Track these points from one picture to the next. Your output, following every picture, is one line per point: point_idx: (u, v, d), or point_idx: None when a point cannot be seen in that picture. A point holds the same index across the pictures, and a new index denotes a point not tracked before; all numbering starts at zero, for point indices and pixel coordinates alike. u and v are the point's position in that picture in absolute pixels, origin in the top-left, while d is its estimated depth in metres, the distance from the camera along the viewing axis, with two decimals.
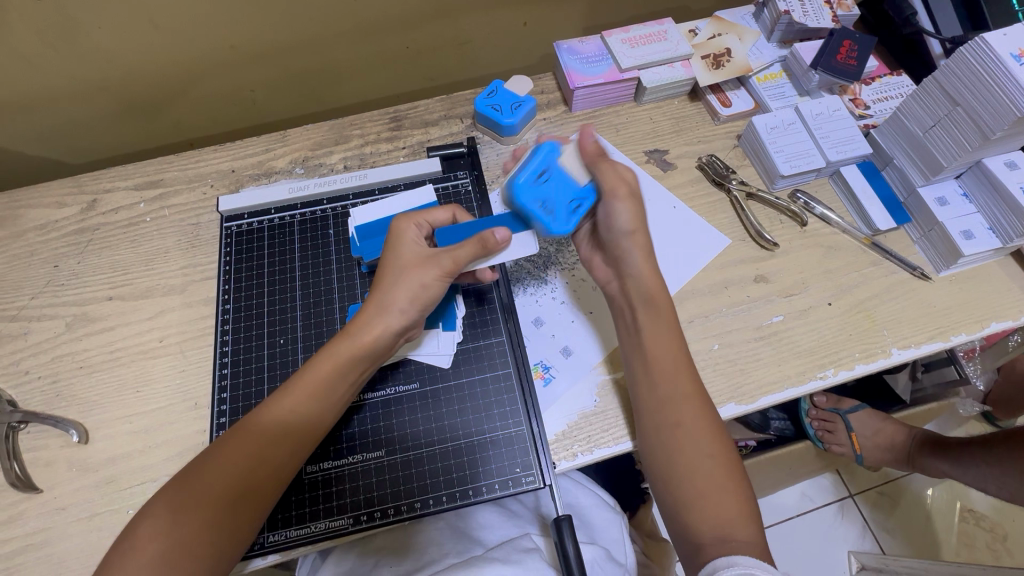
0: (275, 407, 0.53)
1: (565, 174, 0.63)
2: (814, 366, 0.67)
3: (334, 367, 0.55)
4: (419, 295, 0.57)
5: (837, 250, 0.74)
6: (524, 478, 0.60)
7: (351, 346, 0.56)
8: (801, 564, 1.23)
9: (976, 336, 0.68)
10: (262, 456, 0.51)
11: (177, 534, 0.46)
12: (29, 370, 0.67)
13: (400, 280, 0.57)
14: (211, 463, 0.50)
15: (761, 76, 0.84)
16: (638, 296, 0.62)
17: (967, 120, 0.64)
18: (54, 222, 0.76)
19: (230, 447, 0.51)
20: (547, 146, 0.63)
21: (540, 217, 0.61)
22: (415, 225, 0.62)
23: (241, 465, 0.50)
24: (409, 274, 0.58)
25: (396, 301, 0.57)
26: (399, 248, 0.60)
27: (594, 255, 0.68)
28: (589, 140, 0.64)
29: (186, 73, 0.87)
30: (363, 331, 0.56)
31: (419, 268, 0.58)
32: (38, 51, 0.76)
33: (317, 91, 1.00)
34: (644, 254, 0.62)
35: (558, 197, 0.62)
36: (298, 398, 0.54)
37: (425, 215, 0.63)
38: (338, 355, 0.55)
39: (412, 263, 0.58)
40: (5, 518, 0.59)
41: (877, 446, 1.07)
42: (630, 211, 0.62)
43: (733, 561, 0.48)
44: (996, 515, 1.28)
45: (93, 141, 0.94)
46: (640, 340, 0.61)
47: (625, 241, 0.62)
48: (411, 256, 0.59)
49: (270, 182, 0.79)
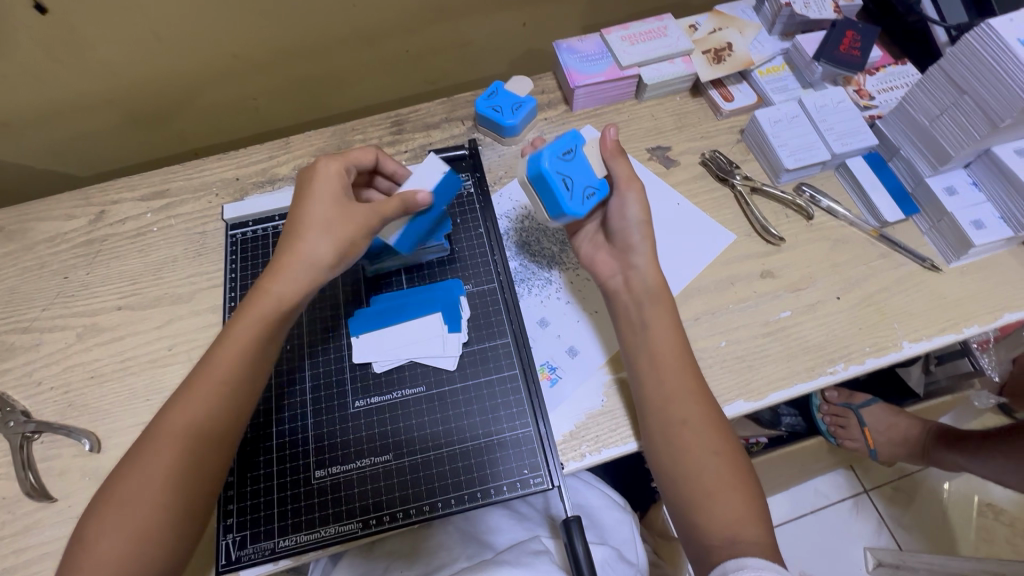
0: (205, 375, 0.54)
1: (586, 162, 0.64)
2: (824, 362, 0.66)
3: (259, 326, 0.56)
4: (346, 248, 0.59)
5: (845, 243, 0.73)
6: (531, 479, 0.60)
7: (274, 304, 0.57)
8: (816, 561, 1.22)
9: (989, 327, 0.67)
10: (200, 428, 0.52)
11: (132, 517, 0.48)
12: (42, 381, 0.68)
13: (324, 232, 0.58)
14: (154, 439, 0.51)
15: (763, 70, 0.83)
16: (643, 292, 0.62)
17: (974, 109, 0.63)
18: (64, 233, 0.77)
19: (169, 423, 0.52)
20: (574, 132, 0.64)
21: (558, 189, 0.61)
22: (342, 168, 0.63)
23: (180, 438, 0.51)
24: (332, 224, 0.59)
25: (323, 254, 0.58)
26: (319, 196, 0.60)
27: (597, 251, 0.68)
28: (610, 138, 0.65)
29: (189, 83, 0.88)
30: (286, 285, 0.57)
31: (341, 219, 0.59)
32: (45, 65, 0.77)
33: (319, 98, 1.01)
34: (652, 248, 0.64)
35: (579, 179, 0.63)
36: (228, 362, 0.55)
37: (348, 159, 0.64)
38: (262, 312, 0.57)
39: (332, 214, 0.59)
40: (20, 528, 0.60)
41: (891, 441, 1.06)
42: (639, 202, 0.64)
43: (743, 564, 0.47)
44: (1017, 509, 1.26)
45: (100, 153, 0.95)
46: (645, 336, 0.60)
47: (635, 231, 0.64)
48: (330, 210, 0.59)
49: (274, 189, 0.80)
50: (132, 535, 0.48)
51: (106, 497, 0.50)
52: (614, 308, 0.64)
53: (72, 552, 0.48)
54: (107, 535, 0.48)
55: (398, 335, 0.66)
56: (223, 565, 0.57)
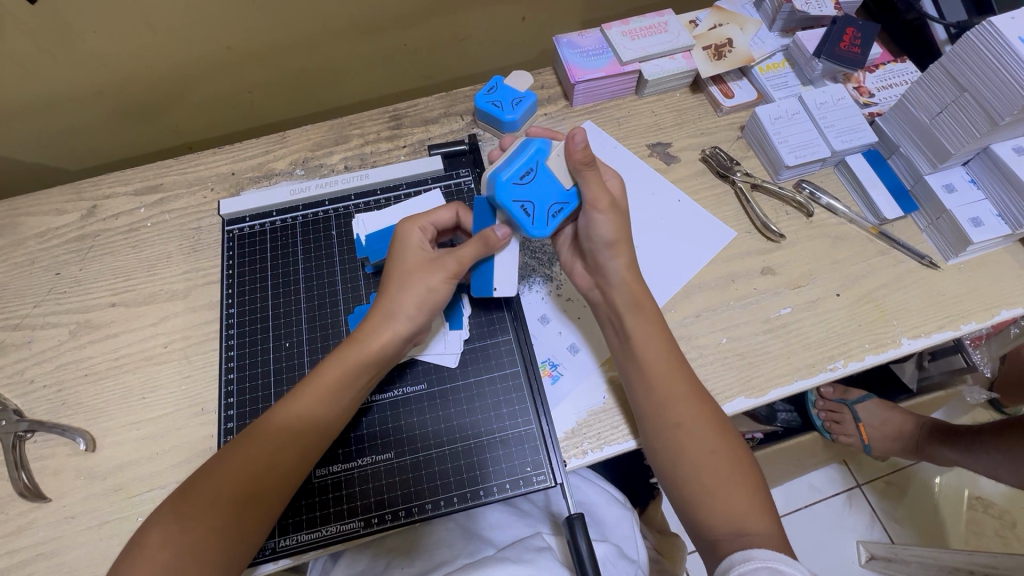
0: (291, 408, 0.54)
1: (549, 176, 0.60)
2: (824, 358, 0.66)
3: (345, 371, 0.55)
4: (426, 300, 0.57)
5: (844, 240, 0.73)
6: (534, 477, 0.60)
7: (360, 351, 0.55)
8: (810, 554, 1.23)
9: (986, 324, 0.68)
10: (271, 460, 0.51)
11: (189, 539, 0.47)
12: (35, 379, 0.66)
13: (407, 285, 0.57)
14: (226, 462, 0.51)
15: (763, 66, 0.83)
16: (622, 304, 0.61)
17: (974, 106, 0.63)
18: (55, 229, 0.75)
19: (242, 449, 0.51)
20: (534, 146, 0.59)
21: (518, 219, 0.59)
22: (422, 229, 0.62)
23: (250, 470, 0.50)
24: (416, 277, 0.58)
25: (404, 305, 0.57)
26: (406, 250, 0.60)
27: (574, 261, 0.67)
28: (580, 143, 0.57)
29: (184, 75, 0.87)
30: (371, 336, 0.56)
31: (425, 273, 0.58)
32: (34, 57, 0.75)
33: (316, 92, 1.00)
34: (625, 263, 0.61)
35: (540, 202, 0.59)
36: (311, 401, 0.54)
37: (427, 217, 0.62)
38: (347, 359, 0.55)
39: (418, 267, 0.58)
40: (14, 529, 0.59)
41: (885, 437, 1.07)
42: (609, 221, 0.60)
43: (749, 555, 0.47)
44: (1006, 503, 1.28)
45: (93, 145, 0.93)
46: (630, 346, 0.60)
47: (605, 251, 0.61)
48: (415, 261, 0.59)
49: (270, 184, 0.79)
50: (181, 556, 0.46)
51: (168, 506, 0.49)
52: (598, 320, 0.64)
53: (126, 555, 0.47)
54: (159, 551, 0.46)
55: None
56: None
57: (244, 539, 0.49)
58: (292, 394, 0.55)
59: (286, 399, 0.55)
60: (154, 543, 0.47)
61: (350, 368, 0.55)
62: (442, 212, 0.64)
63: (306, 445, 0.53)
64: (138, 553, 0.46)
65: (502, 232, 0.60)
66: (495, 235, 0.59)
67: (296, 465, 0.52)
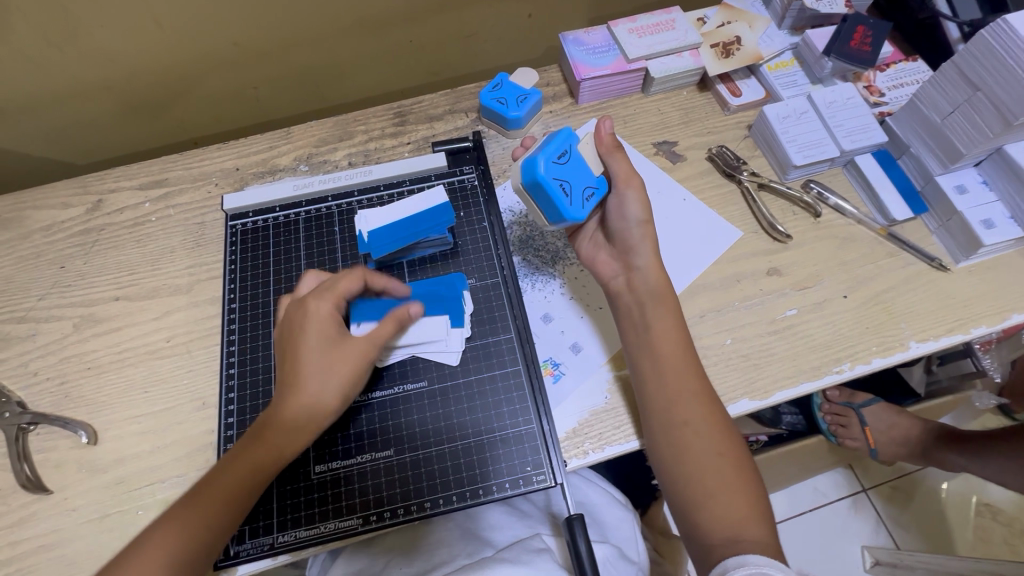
0: (241, 466, 0.53)
1: (583, 162, 0.62)
2: (830, 360, 0.66)
3: (284, 430, 0.54)
4: (351, 375, 0.56)
5: (852, 241, 0.72)
6: (534, 477, 0.60)
7: (297, 401, 0.54)
8: (814, 559, 1.22)
9: (996, 328, 0.66)
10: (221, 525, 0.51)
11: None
12: (38, 371, 0.67)
13: (325, 367, 0.55)
14: (184, 514, 0.51)
15: (772, 64, 0.82)
16: (646, 292, 0.61)
17: (987, 106, 0.62)
18: (60, 222, 0.76)
19: (201, 502, 0.51)
20: (566, 131, 0.61)
21: (558, 197, 0.59)
22: (335, 304, 0.58)
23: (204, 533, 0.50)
24: (331, 359, 0.55)
25: (322, 388, 0.55)
26: (321, 339, 0.56)
27: (598, 251, 0.67)
28: (607, 132, 0.63)
29: (189, 71, 0.87)
30: (310, 391, 0.54)
31: (346, 359, 0.56)
32: (41, 51, 0.75)
33: (321, 88, 1.00)
34: (653, 247, 0.63)
35: (576, 182, 0.61)
36: (263, 455, 0.53)
37: (331, 286, 0.58)
38: (269, 437, 0.54)
39: (331, 357, 0.56)
40: (15, 520, 0.59)
41: (892, 441, 1.05)
42: (639, 200, 0.63)
43: (744, 561, 0.47)
44: (1015, 510, 1.26)
45: (100, 141, 0.94)
46: (650, 336, 0.59)
47: (636, 231, 0.63)
48: (321, 339, 0.56)
49: (274, 180, 0.78)
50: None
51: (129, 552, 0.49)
52: (617, 308, 0.63)
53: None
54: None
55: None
56: (222, 560, 0.57)
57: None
58: (240, 451, 0.54)
59: (237, 454, 0.54)
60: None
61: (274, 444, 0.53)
62: (347, 280, 0.59)
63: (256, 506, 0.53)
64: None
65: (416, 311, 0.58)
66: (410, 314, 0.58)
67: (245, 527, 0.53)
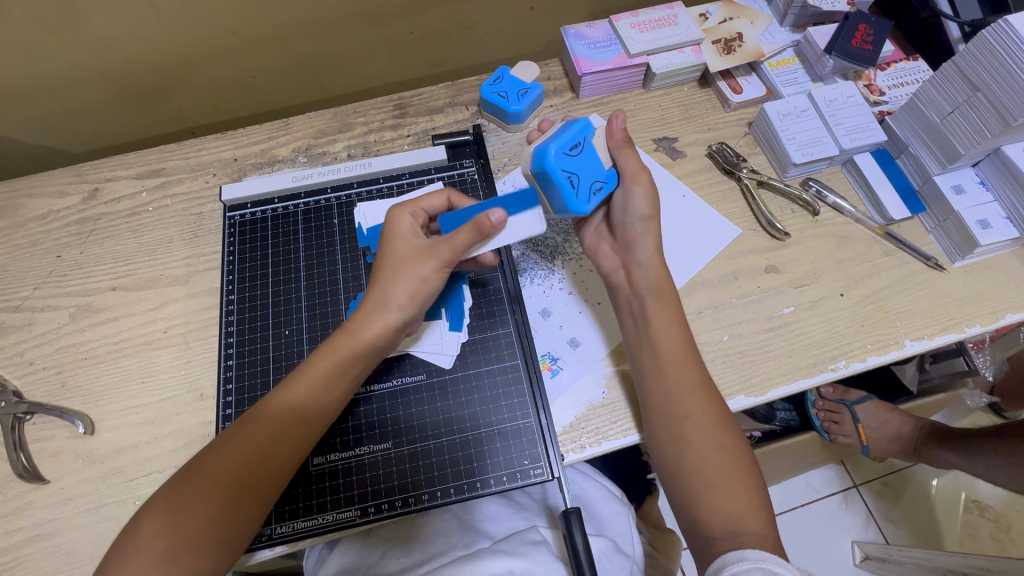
0: (281, 400, 0.53)
1: (595, 154, 0.60)
2: (825, 358, 0.66)
3: (337, 361, 0.55)
4: (419, 290, 0.57)
5: (849, 240, 0.73)
6: (531, 470, 0.60)
7: (351, 342, 0.55)
8: (805, 553, 1.23)
9: (990, 327, 0.67)
10: (264, 450, 0.51)
11: (181, 532, 0.47)
12: (34, 361, 0.66)
13: (399, 275, 0.57)
14: (223, 449, 0.51)
15: (773, 62, 0.82)
16: (645, 285, 0.61)
17: (986, 106, 0.62)
18: (56, 211, 0.75)
19: (237, 439, 0.51)
20: (584, 122, 0.59)
21: (566, 189, 0.57)
22: (413, 215, 0.61)
23: (245, 457, 0.50)
24: (408, 266, 0.57)
25: (395, 296, 0.57)
26: (398, 238, 0.59)
27: (601, 242, 0.68)
28: (619, 126, 0.62)
29: (187, 59, 0.86)
30: (364, 327, 0.56)
31: (417, 261, 0.57)
32: (37, 37, 0.74)
33: (321, 77, 0.99)
34: (653, 243, 0.62)
35: (585, 176, 0.59)
36: (304, 390, 0.54)
37: (419, 204, 0.62)
38: (337, 348, 0.55)
39: (409, 257, 0.58)
40: (12, 510, 0.59)
41: (883, 438, 1.07)
42: (646, 196, 0.62)
43: (742, 555, 0.47)
44: (1002, 506, 1.28)
45: (97, 128, 0.93)
46: (648, 331, 0.60)
47: (639, 225, 0.62)
48: (407, 249, 0.58)
49: (273, 171, 0.78)
50: (178, 545, 0.46)
51: (162, 496, 0.49)
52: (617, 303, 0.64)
53: (120, 546, 0.47)
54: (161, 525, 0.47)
55: None
56: None
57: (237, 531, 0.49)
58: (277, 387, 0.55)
59: (276, 389, 0.54)
60: (151, 527, 0.47)
61: (341, 358, 0.55)
62: (432, 198, 0.63)
63: (301, 433, 0.53)
64: (138, 542, 0.46)
65: (496, 216, 0.56)
66: (490, 219, 0.56)
67: (290, 456, 0.53)
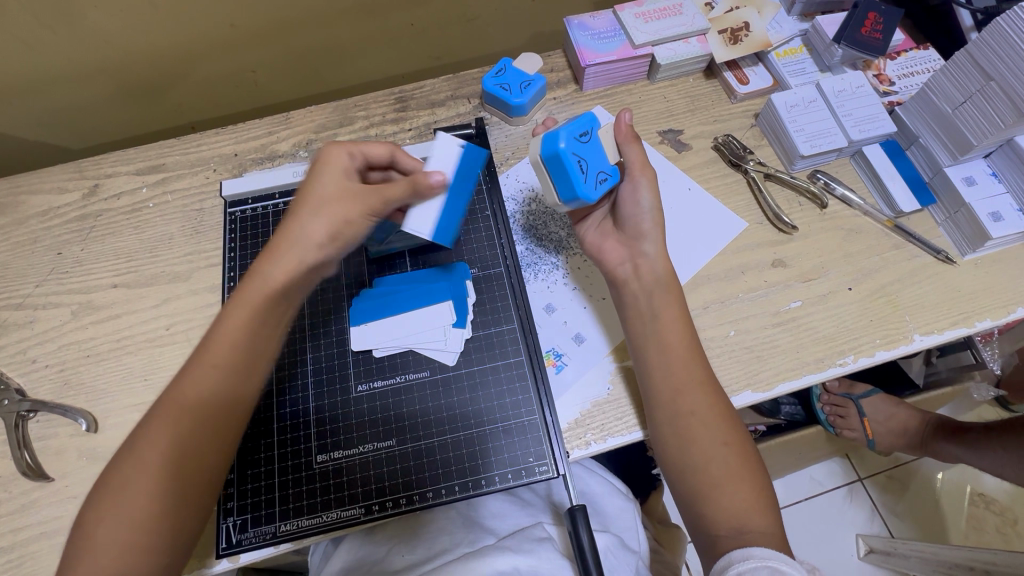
0: (195, 385, 0.50)
1: (600, 147, 0.62)
2: (833, 353, 0.65)
3: (250, 321, 0.52)
4: (341, 233, 0.56)
5: (857, 233, 0.71)
6: (536, 468, 0.60)
7: (256, 298, 0.53)
8: (809, 546, 1.23)
9: (1001, 321, 0.66)
10: (201, 420, 0.49)
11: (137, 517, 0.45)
12: (36, 359, 0.66)
13: (316, 217, 0.55)
14: (157, 432, 0.48)
15: (780, 52, 0.81)
16: (653, 279, 0.61)
17: (1000, 96, 0.61)
18: (56, 208, 0.74)
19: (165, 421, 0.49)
20: (590, 114, 0.61)
21: (574, 173, 0.58)
22: (349, 155, 0.59)
23: (186, 434, 0.48)
24: (332, 208, 0.55)
25: (311, 239, 0.54)
26: (330, 174, 0.57)
27: (605, 239, 0.66)
28: (625, 121, 0.63)
29: (185, 53, 0.85)
30: (271, 281, 0.54)
31: (341, 205, 0.56)
32: (34, 32, 0.73)
33: (321, 71, 0.98)
34: (662, 235, 0.63)
35: (594, 163, 0.60)
36: (217, 365, 0.51)
37: (360, 146, 0.60)
38: (250, 299, 0.53)
39: (334, 198, 0.56)
40: (17, 507, 0.59)
41: (890, 432, 1.05)
42: (652, 187, 0.62)
43: (748, 554, 0.47)
44: (1008, 500, 1.27)
45: (96, 123, 0.92)
46: (657, 326, 0.59)
47: (647, 219, 0.62)
48: (330, 190, 0.56)
49: (274, 167, 0.77)
50: (140, 523, 0.45)
51: (105, 492, 0.46)
52: (623, 297, 0.62)
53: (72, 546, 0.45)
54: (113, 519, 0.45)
55: (390, 326, 0.65)
56: (223, 548, 0.57)
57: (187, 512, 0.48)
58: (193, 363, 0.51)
59: (188, 374, 0.51)
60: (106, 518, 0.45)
61: (254, 317, 0.53)
62: (376, 147, 0.61)
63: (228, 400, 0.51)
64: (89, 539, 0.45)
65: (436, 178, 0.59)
66: (429, 179, 0.59)
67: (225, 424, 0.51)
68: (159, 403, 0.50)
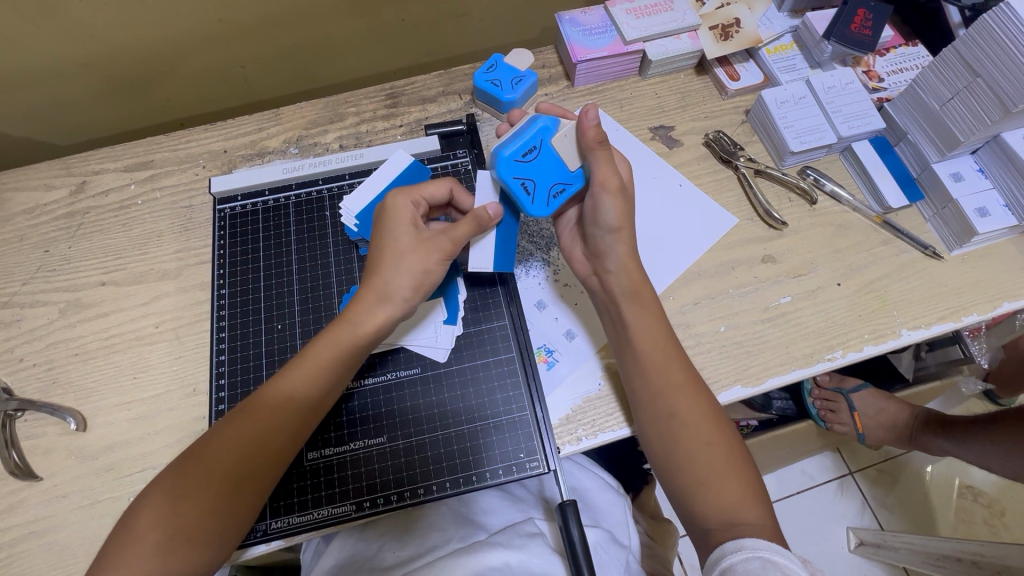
0: (277, 397, 0.53)
1: (554, 155, 0.60)
2: (822, 349, 0.66)
3: (336, 352, 0.55)
4: (422, 282, 0.57)
5: (847, 228, 0.72)
6: (527, 464, 0.60)
7: (353, 332, 0.55)
8: (801, 539, 1.25)
9: (987, 316, 0.67)
10: (262, 440, 0.51)
11: (180, 522, 0.47)
12: (24, 357, 0.66)
13: (400, 266, 0.56)
14: (217, 441, 0.50)
15: (771, 48, 0.81)
16: (619, 291, 0.60)
17: (987, 92, 0.61)
18: (43, 205, 0.74)
19: (238, 428, 0.51)
20: (542, 123, 0.59)
21: (518, 195, 0.60)
22: (413, 204, 0.60)
23: (242, 451, 0.50)
24: (411, 258, 0.57)
25: (398, 288, 0.56)
26: (400, 227, 0.58)
27: (575, 244, 0.66)
28: (591, 124, 0.56)
29: (173, 48, 0.84)
30: (364, 318, 0.55)
31: (420, 253, 0.57)
32: (18, 27, 0.72)
33: (312, 66, 0.97)
34: (626, 251, 0.61)
35: (542, 179, 0.60)
36: (305, 379, 0.53)
37: (419, 191, 0.60)
38: (340, 339, 0.55)
39: (410, 247, 0.57)
40: (5, 507, 0.59)
41: (879, 426, 1.07)
42: (617, 208, 0.59)
43: (741, 545, 0.47)
44: (996, 492, 1.29)
45: (82, 119, 0.91)
46: (628, 333, 0.59)
47: (607, 237, 0.60)
48: (407, 240, 0.58)
49: (264, 163, 0.77)
50: (181, 532, 0.47)
51: (155, 490, 0.49)
52: (596, 305, 0.64)
53: (117, 535, 0.47)
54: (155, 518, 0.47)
55: None
56: None
57: (232, 523, 0.49)
58: (280, 376, 0.54)
59: (276, 378, 0.54)
60: (149, 517, 0.47)
61: (342, 348, 0.55)
62: (435, 187, 0.61)
63: (303, 422, 0.53)
64: (128, 534, 0.47)
65: (493, 210, 0.60)
66: (487, 213, 0.59)
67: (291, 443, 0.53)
68: (239, 408, 0.53)
